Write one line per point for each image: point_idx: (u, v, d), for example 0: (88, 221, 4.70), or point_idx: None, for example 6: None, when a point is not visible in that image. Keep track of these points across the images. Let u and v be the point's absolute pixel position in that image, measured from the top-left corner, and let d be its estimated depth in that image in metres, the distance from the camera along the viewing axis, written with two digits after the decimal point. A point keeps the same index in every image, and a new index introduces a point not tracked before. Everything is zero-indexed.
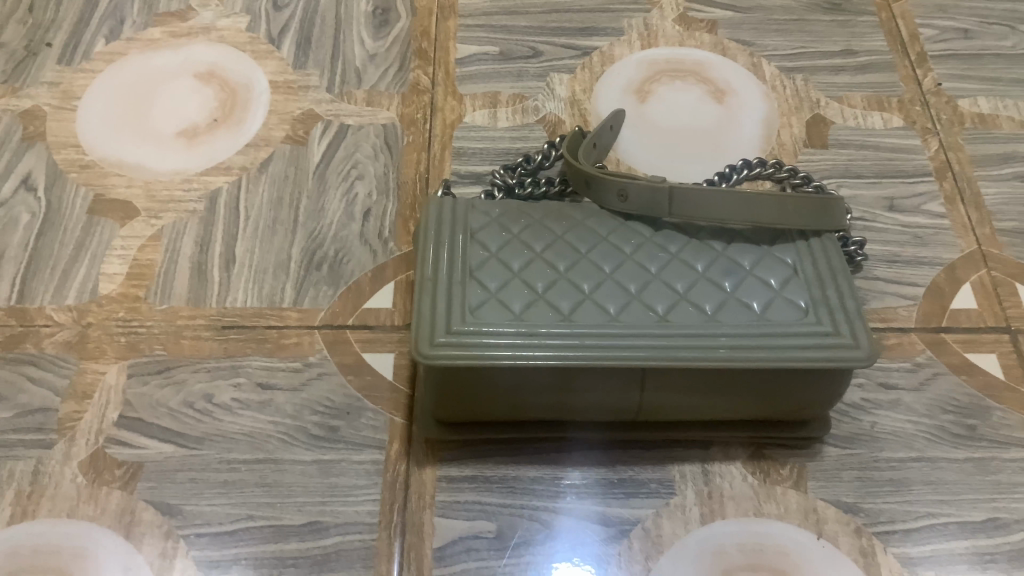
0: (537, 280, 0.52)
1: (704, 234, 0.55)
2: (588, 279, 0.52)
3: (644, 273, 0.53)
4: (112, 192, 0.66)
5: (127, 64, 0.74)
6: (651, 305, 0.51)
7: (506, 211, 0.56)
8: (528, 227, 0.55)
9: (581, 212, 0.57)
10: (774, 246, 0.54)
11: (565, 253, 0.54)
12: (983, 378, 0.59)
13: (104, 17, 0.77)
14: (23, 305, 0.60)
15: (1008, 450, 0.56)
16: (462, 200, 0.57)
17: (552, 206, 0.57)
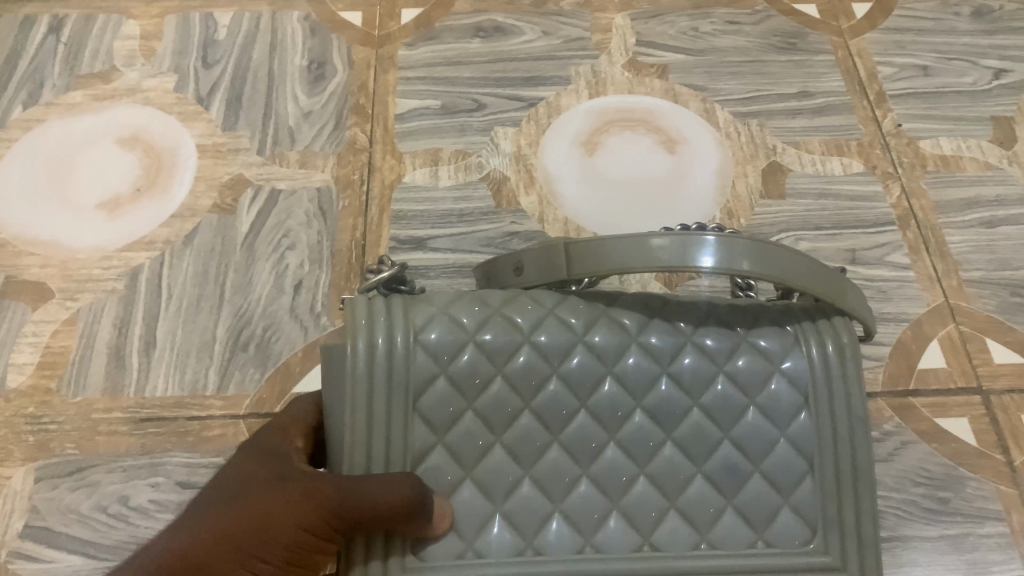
0: (497, 482, 0.40)
1: (711, 395, 0.42)
2: (560, 482, 0.40)
3: (629, 468, 0.41)
4: (26, 272, 0.62)
5: (45, 130, 0.70)
6: (633, 518, 0.40)
7: (461, 355, 0.40)
8: (489, 391, 0.40)
9: (555, 345, 0.41)
10: (797, 419, 0.42)
11: (534, 434, 0.41)
12: (955, 445, 0.56)
13: (22, 80, 0.73)
14: None
15: (985, 524, 0.53)
16: (394, 340, 0.40)
17: (523, 338, 0.41)
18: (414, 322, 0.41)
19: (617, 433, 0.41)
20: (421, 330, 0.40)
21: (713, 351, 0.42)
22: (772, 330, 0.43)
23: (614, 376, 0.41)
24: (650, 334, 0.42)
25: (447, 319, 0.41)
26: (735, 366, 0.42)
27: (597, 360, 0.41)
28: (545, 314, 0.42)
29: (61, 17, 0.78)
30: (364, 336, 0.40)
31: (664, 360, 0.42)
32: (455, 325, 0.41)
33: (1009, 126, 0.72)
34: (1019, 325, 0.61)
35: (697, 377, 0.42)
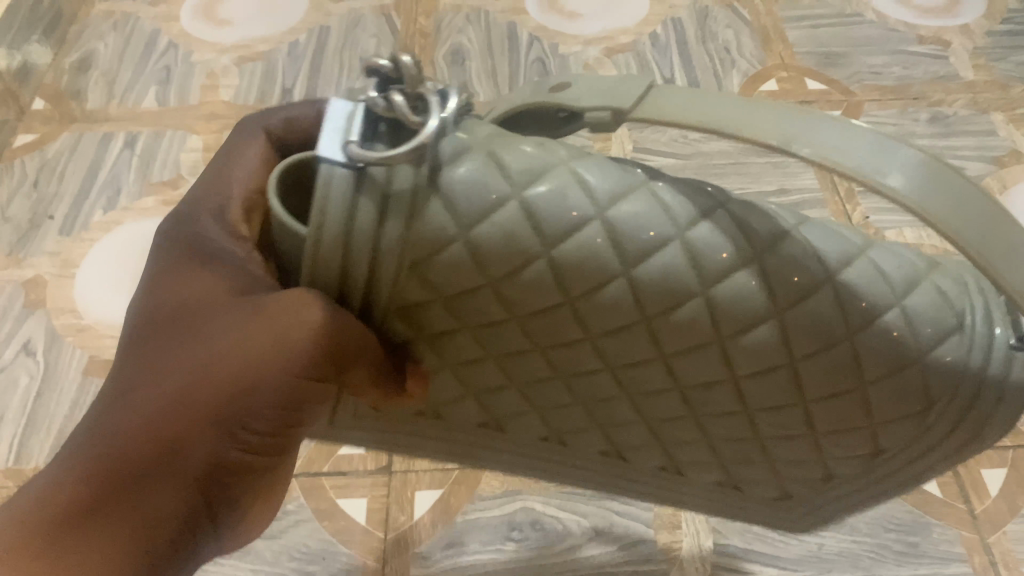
0: (498, 344, 0.34)
1: (834, 399, 0.33)
2: (578, 366, 0.35)
3: (680, 409, 0.36)
4: (106, 352, 0.71)
5: (121, 230, 0.81)
6: (643, 409, 0.37)
7: (518, 274, 0.30)
8: (545, 314, 0.32)
9: (632, 231, 0.29)
10: (897, 417, 0.34)
11: (582, 363, 0.34)
12: (922, 495, 0.63)
13: (102, 187, 0.85)
14: (20, 467, 0.65)
15: (949, 565, 0.60)
16: (429, 220, 0.28)
17: (621, 269, 0.29)
18: (463, 215, 0.28)
19: (669, 355, 0.33)
20: (474, 224, 0.29)
21: (884, 337, 0.31)
22: (958, 351, 0.32)
23: (716, 347, 0.32)
24: (833, 263, 0.30)
25: (517, 204, 0.28)
26: (884, 387, 0.32)
27: (710, 320, 0.31)
28: (667, 234, 0.29)
29: (135, 133, 0.90)
30: (375, 238, 0.28)
31: (811, 329, 0.30)
32: (527, 233, 0.29)
33: None
34: None
35: (833, 385, 0.32)
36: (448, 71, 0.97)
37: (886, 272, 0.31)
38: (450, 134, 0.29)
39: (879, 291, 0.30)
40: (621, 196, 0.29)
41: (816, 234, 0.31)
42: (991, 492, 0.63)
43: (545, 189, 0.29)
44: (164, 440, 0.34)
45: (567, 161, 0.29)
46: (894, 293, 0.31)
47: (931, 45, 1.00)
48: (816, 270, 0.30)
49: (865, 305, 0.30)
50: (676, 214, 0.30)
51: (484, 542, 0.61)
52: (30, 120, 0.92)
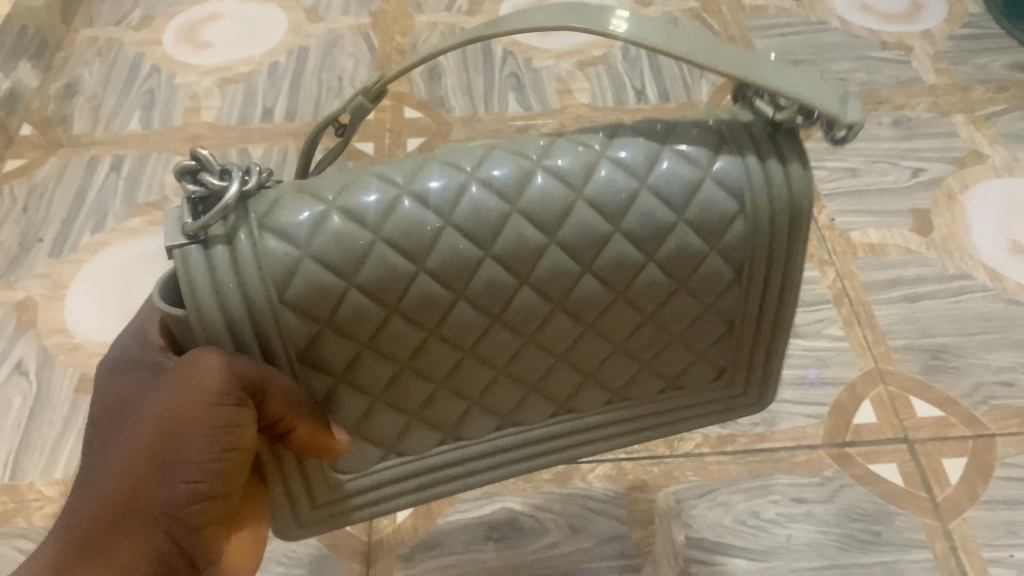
0: (399, 348, 0.37)
1: (669, 246, 0.38)
2: (470, 332, 0.38)
3: (571, 328, 0.40)
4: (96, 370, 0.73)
5: (110, 252, 0.83)
6: (546, 347, 0.40)
7: (370, 259, 0.34)
8: (412, 294, 0.35)
9: (431, 185, 0.35)
10: (728, 228, 0.38)
11: (470, 329, 0.37)
12: (885, 486, 0.66)
13: (90, 211, 0.87)
14: (15, 483, 0.67)
15: (912, 552, 0.62)
16: (270, 253, 0.33)
17: (443, 218, 0.35)
18: (297, 235, 0.33)
19: (531, 275, 0.36)
20: (309, 239, 0.33)
21: (673, 181, 0.37)
22: (733, 152, 0.37)
23: (556, 245, 0.36)
24: (601, 178, 0.36)
25: (337, 216, 0.34)
26: (696, 209, 0.37)
27: (536, 230, 0.36)
28: (463, 181, 0.35)
29: (120, 157, 0.92)
30: (234, 272, 0.33)
31: (617, 206, 0.36)
32: (357, 214, 0.34)
33: (925, 217, 0.84)
34: (938, 385, 0.72)
35: (658, 234, 0.37)
36: (425, 87, 1.00)
37: (644, 143, 0.37)
38: (254, 197, 0.35)
39: (648, 142, 0.37)
40: (415, 173, 0.35)
41: (564, 147, 0.37)
42: (952, 480, 0.66)
43: (361, 200, 0.34)
44: (125, 498, 0.35)
45: (351, 181, 0.35)
46: (659, 146, 0.37)
47: (893, 51, 1.02)
48: (604, 178, 0.36)
49: (658, 180, 0.36)
50: (459, 165, 0.36)
51: (465, 543, 0.63)
52: (19, 147, 0.94)
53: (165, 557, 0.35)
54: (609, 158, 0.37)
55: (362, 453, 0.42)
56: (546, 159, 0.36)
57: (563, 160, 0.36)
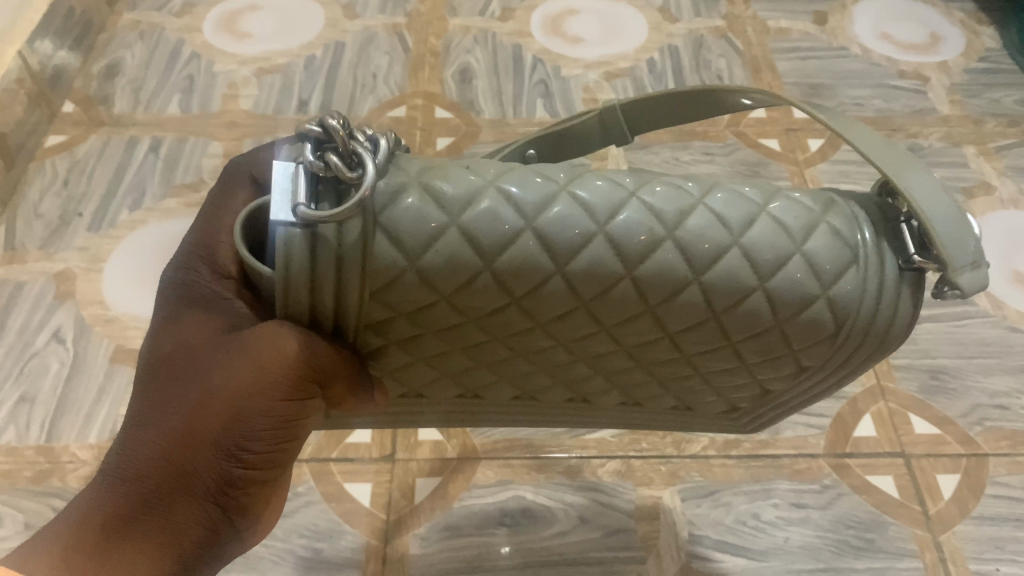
0: (461, 339, 0.40)
1: (749, 334, 0.39)
2: (533, 343, 0.40)
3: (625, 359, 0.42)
4: (131, 342, 0.76)
5: (146, 229, 0.86)
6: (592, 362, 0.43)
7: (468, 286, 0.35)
8: (500, 314, 0.37)
9: (556, 227, 0.34)
10: (811, 342, 0.39)
11: (537, 342, 0.40)
12: (880, 497, 0.69)
13: (129, 189, 0.90)
14: (51, 444, 0.70)
15: (902, 560, 0.65)
16: (380, 254, 0.34)
17: (556, 265, 0.35)
18: (415, 243, 0.34)
19: (608, 323, 0.38)
20: (423, 251, 0.34)
21: (792, 284, 0.36)
22: (855, 282, 0.37)
23: (649, 314, 0.38)
24: (748, 238, 0.36)
25: (456, 230, 0.34)
26: (805, 319, 0.38)
27: (638, 296, 0.36)
28: (592, 231, 0.35)
29: (159, 139, 0.96)
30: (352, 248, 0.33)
31: (728, 289, 0.36)
32: (478, 238, 0.34)
33: None
34: (936, 404, 0.75)
35: (751, 324, 0.38)
36: (456, 89, 1.03)
37: (785, 223, 0.37)
38: (385, 176, 0.34)
39: (779, 241, 0.36)
40: (546, 203, 0.35)
41: (702, 211, 0.36)
42: (944, 494, 0.69)
43: (490, 205, 0.34)
44: (175, 471, 0.37)
45: (494, 180, 0.35)
46: (793, 243, 0.36)
47: (910, 80, 1.06)
48: (738, 245, 0.36)
49: (788, 271, 0.36)
50: (601, 197, 0.35)
51: (478, 527, 0.66)
52: (61, 123, 0.97)
53: (212, 523, 0.39)
54: (746, 235, 0.36)
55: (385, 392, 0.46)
56: (682, 210, 0.36)
57: (708, 230, 0.36)
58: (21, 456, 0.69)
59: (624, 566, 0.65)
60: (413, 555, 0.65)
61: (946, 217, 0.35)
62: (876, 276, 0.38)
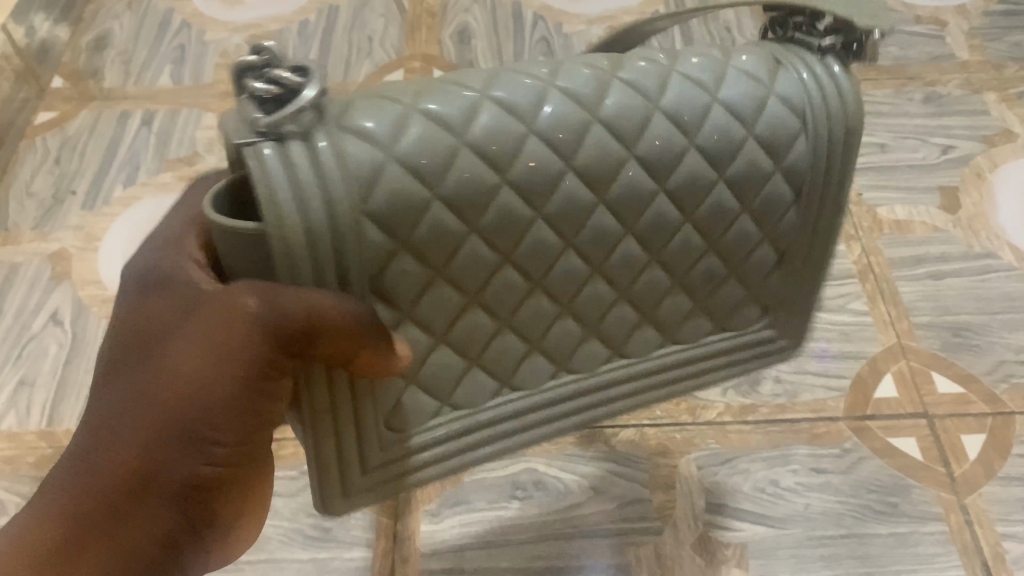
0: (457, 261, 0.36)
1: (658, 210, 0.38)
2: (541, 259, 0.37)
3: (581, 268, 0.39)
4: None
5: (141, 205, 0.84)
6: (552, 266, 0.38)
7: (588, 152, 0.36)
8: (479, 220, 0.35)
9: (516, 104, 0.35)
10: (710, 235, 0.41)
11: (484, 261, 0.36)
12: (903, 459, 0.67)
13: (121, 164, 0.88)
14: (52, 427, 0.69)
15: (927, 523, 0.63)
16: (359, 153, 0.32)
17: (564, 164, 0.35)
18: (491, 155, 0.34)
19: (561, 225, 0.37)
20: (509, 166, 0.34)
21: (718, 146, 0.38)
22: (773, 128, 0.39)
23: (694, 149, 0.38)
24: (723, 91, 0.38)
25: (536, 137, 0.35)
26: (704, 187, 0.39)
27: (586, 189, 0.36)
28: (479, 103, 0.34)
29: (151, 111, 0.93)
30: (445, 166, 0.33)
31: (725, 142, 0.38)
32: (543, 170, 0.35)
33: (953, 195, 0.84)
34: (959, 361, 0.72)
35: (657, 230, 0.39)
36: (455, 50, 0.99)
37: (698, 80, 0.38)
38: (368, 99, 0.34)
39: (699, 102, 0.37)
40: (493, 83, 0.35)
41: (630, 64, 0.38)
42: (969, 456, 0.67)
43: (536, 143, 0.35)
44: None
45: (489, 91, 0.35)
46: (710, 93, 0.38)
47: (927, 26, 1.02)
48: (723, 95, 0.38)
49: (768, 112, 0.39)
50: (650, 78, 0.37)
51: (489, 501, 0.65)
52: (51, 99, 0.95)
53: None
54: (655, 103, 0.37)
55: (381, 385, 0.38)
56: (716, 78, 0.38)
57: (681, 84, 0.38)
58: (22, 441, 0.68)
59: (640, 537, 0.63)
60: (426, 530, 0.64)
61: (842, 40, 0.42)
62: (831, 81, 0.39)
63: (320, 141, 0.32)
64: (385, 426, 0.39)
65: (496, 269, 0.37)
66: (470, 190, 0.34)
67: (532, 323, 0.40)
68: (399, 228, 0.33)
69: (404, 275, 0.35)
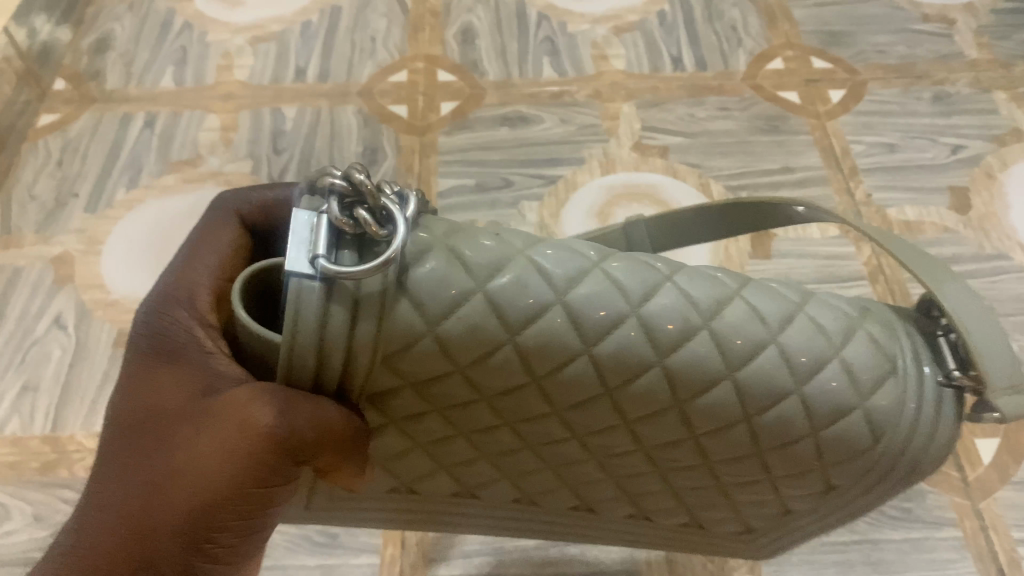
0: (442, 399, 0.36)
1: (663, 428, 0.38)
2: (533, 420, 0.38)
3: (551, 449, 0.40)
4: None
5: (144, 208, 0.83)
6: (517, 425, 0.38)
7: (608, 359, 0.33)
8: (497, 387, 0.34)
9: (592, 316, 0.33)
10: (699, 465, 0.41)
11: (478, 419, 0.37)
12: None
13: (124, 167, 0.87)
14: (56, 433, 0.68)
15: (941, 529, 0.63)
16: (400, 320, 0.31)
17: (580, 349, 0.33)
18: (510, 320, 0.32)
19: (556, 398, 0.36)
20: (521, 328, 0.32)
21: (766, 392, 0.36)
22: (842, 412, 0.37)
23: (727, 381, 0.35)
24: (799, 355, 0.36)
25: (563, 313, 0.32)
26: (705, 421, 0.37)
27: (594, 382, 0.34)
28: (552, 302, 0.32)
29: (153, 113, 0.92)
30: (445, 312, 0.31)
31: (767, 386, 0.35)
32: (558, 346, 0.33)
33: (963, 195, 0.83)
34: None
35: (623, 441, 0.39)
36: (458, 50, 0.99)
37: (762, 314, 0.35)
38: (413, 234, 0.32)
39: (765, 368, 0.35)
40: (579, 281, 0.33)
41: (700, 279, 0.35)
42: (983, 460, 0.66)
43: (563, 319, 0.32)
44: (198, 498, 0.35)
45: (568, 289, 0.33)
46: (735, 297, 0.36)
47: (934, 23, 1.01)
48: (804, 358, 0.36)
49: (781, 407, 0.36)
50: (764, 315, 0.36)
51: None
52: (52, 100, 0.94)
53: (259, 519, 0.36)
54: (727, 342, 0.34)
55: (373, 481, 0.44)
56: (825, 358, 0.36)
57: (752, 317, 0.35)
58: (26, 447, 0.67)
59: None
60: (432, 537, 0.63)
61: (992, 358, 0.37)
62: (910, 411, 0.38)
63: (364, 317, 0.30)
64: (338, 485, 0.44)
65: (486, 421, 0.38)
66: (468, 342, 0.32)
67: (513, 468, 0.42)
68: (408, 372, 0.33)
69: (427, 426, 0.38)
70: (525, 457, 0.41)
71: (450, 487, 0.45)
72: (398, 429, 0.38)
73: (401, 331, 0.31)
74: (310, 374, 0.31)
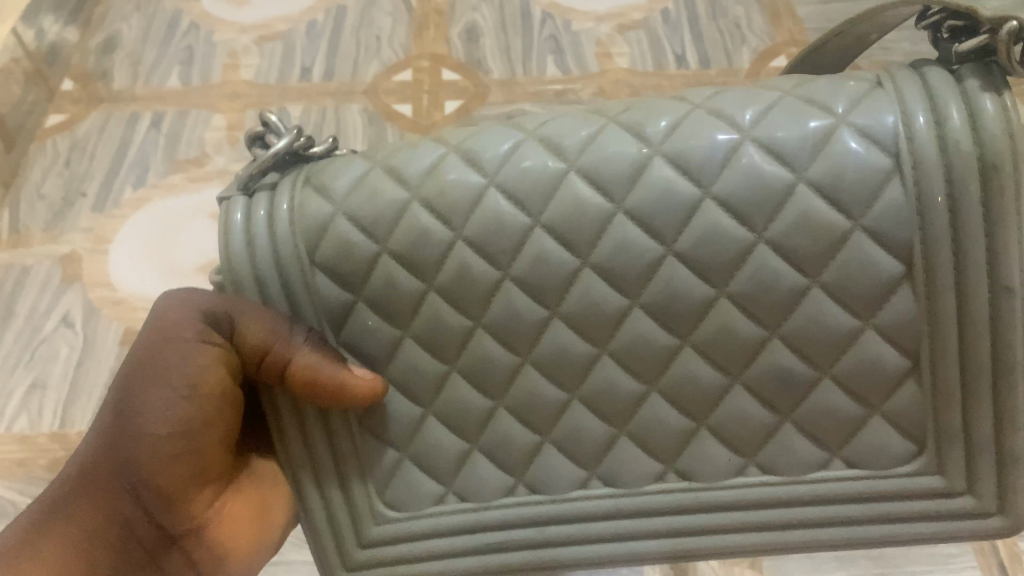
0: (403, 310, 0.43)
1: (655, 285, 0.41)
2: (514, 315, 0.42)
3: (556, 371, 0.44)
4: (140, 324, 0.75)
5: (151, 208, 0.84)
6: (504, 338, 0.43)
7: (559, 194, 0.41)
8: (446, 260, 0.42)
9: (469, 176, 0.41)
10: (738, 360, 0.43)
11: (450, 325, 0.43)
12: None
13: (131, 166, 0.88)
14: (64, 430, 0.69)
15: None
16: (312, 209, 0.42)
17: (487, 181, 0.41)
18: (409, 179, 0.42)
19: (513, 266, 0.42)
20: (418, 182, 0.42)
21: (735, 194, 0.40)
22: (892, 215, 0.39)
23: (712, 198, 0.40)
24: (770, 128, 0.40)
25: (496, 188, 0.41)
26: (691, 243, 0.40)
27: (559, 246, 0.41)
28: (445, 153, 0.42)
29: (160, 113, 0.93)
30: (350, 189, 0.42)
31: (757, 192, 0.40)
32: (458, 186, 0.41)
33: None
34: None
35: (601, 311, 0.42)
36: (463, 48, 0.99)
37: (718, 138, 0.40)
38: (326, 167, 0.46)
39: (747, 178, 0.40)
40: (467, 139, 0.43)
41: (646, 109, 0.42)
42: None
43: (457, 165, 0.42)
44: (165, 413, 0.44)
45: (461, 144, 0.43)
46: (688, 103, 0.42)
47: None
48: (767, 138, 0.40)
49: (887, 195, 0.39)
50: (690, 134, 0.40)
51: None
52: (60, 100, 0.95)
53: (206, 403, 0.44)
54: (645, 152, 0.41)
55: (410, 484, 0.47)
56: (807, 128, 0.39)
57: (670, 111, 0.42)
58: (34, 443, 0.68)
59: None
60: None
61: (945, 90, 0.39)
62: (960, 127, 0.38)
63: (280, 204, 0.42)
64: (381, 503, 0.47)
65: (467, 337, 0.43)
66: (374, 207, 0.41)
67: (577, 440, 0.45)
68: (353, 279, 0.42)
69: (410, 366, 0.44)
70: (523, 386, 0.44)
71: (511, 461, 0.46)
72: (394, 387, 0.45)
73: (315, 215, 0.42)
74: (254, 286, 0.42)
